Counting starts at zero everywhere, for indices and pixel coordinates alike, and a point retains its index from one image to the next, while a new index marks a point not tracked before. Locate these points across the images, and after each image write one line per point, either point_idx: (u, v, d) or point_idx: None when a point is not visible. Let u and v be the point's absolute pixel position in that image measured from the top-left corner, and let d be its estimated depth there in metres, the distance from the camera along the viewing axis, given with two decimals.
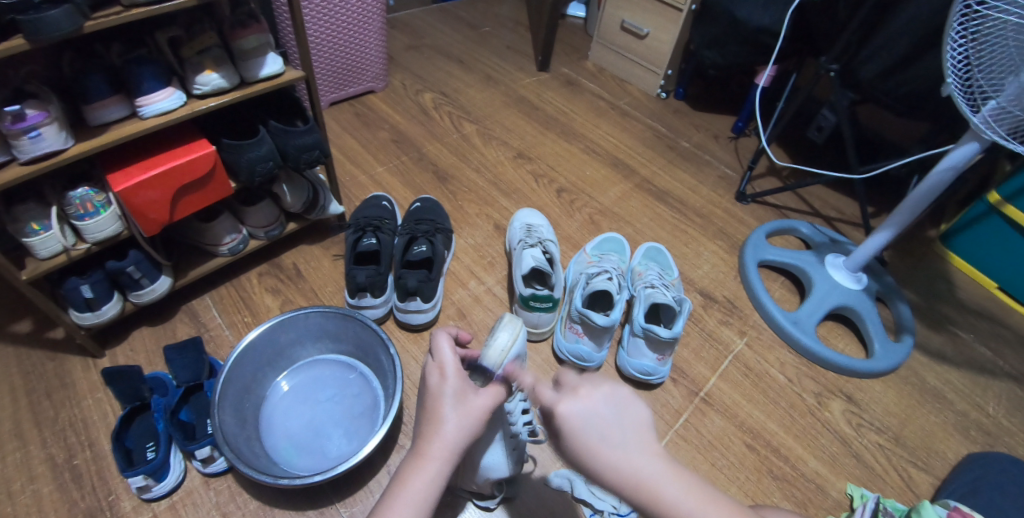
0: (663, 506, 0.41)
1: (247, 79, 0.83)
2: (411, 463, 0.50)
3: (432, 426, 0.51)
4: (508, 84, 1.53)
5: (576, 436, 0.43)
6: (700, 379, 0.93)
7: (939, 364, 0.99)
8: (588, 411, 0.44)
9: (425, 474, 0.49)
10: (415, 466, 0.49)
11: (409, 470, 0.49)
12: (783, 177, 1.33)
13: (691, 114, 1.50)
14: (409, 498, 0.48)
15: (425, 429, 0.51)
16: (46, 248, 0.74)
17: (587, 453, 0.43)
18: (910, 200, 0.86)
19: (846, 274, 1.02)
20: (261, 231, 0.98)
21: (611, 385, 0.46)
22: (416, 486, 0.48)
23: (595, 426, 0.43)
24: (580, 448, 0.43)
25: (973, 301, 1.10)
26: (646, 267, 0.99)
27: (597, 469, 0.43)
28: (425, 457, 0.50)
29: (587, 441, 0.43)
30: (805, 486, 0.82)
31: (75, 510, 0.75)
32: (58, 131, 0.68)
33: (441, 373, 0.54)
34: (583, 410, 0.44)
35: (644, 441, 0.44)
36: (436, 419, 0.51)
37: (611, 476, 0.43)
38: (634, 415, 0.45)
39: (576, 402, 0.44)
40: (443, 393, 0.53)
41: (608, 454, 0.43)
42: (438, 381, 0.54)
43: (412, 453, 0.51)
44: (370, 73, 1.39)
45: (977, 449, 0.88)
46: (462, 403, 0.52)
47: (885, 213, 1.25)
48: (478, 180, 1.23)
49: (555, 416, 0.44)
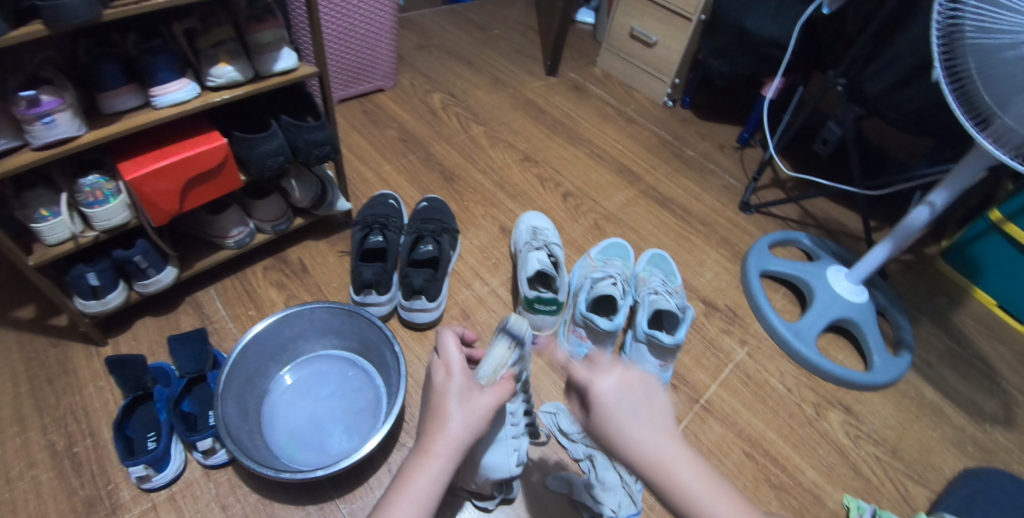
0: (677, 487, 0.42)
1: (261, 73, 0.84)
2: (416, 459, 0.50)
3: (436, 424, 0.51)
4: (516, 87, 1.53)
5: (606, 411, 0.46)
6: (700, 386, 0.93)
7: (939, 379, 0.99)
8: (623, 389, 0.47)
9: (429, 471, 0.49)
10: (419, 461, 0.50)
11: (413, 466, 0.50)
12: (786, 188, 1.34)
13: (697, 123, 1.51)
14: (413, 495, 0.48)
15: (430, 427, 0.52)
16: (54, 235, 0.74)
17: (614, 425, 0.45)
18: (911, 219, 0.88)
19: (848, 286, 1.02)
20: (268, 226, 0.98)
21: (645, 371, 0.49)
22: (419, 481, 0.49)
23: (626, 404, 0.46)
24: (609, 424, 0.45)
25: (972, 318, 1.11)
26: (650, 273, 0.99)
27: (622, 446, 0.45)
28: (429, 453, 0.50)
29: (618, 418, 0.45)
30: (803, 495, 0.83)
31: (73, 498, 0.75)
32: (71, 118, 0.68)
33: (446, 371, 0.55)
34: (618, 385, 0.47)
35: (668, 429, 0.46)
36: (441, 416, 0.52)
37: (634, 454, 0.44)
38: (660, 400, 0.47)
39: (612, 377, 0.47)
40: (449, 391, 0.53)
41: (635, 430, 0.45)
42: (444, 378, 0.55)
43: (416, 450, 0.51)
44: (380, 72, 1.39)
45: (973, 463, 0.89)
46: (467, 401, 0.53)
47: (886, 228, 1.26)
48: (484, 182, 1.23)
49: (589, 390, 0.47)
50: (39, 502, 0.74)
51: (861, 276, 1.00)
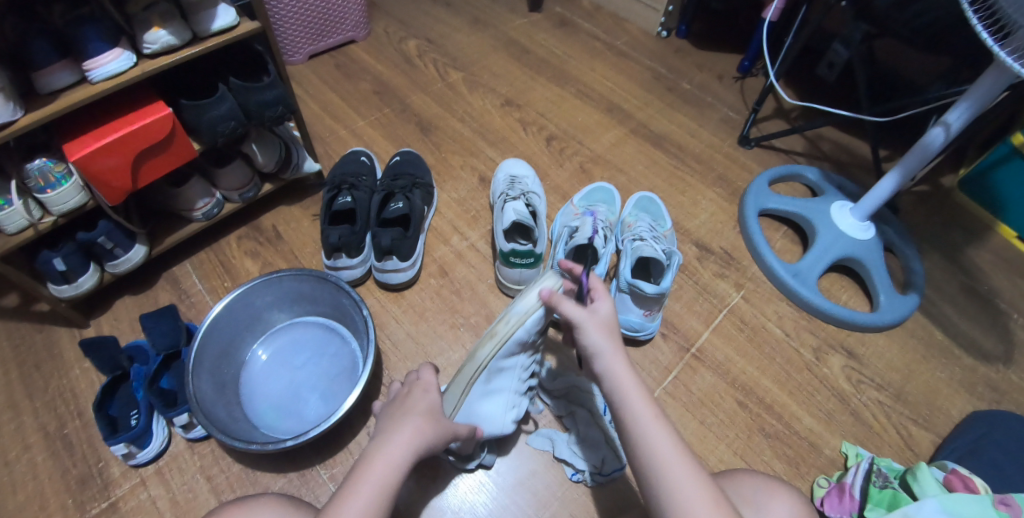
0: (613, 376, 0.56)
1: (199, 34, 0.76)
2: (378, 446, 0.55)
3: (401, 423, 0.58)
4: (497, 27, 1.42)
5: (599, 315, 0.59)
6: (691, 333, 0.89)
7: (951, 317, 0.93)
8: (612, 315, 0.60)
9: (388, 458, 0.54)
10: (381, 449, 0.55)
11: (375, 453, 0.55)
12: (791, 118, 1.23)
13: (694, 53, 1.38)
14: (373, 477, 0.52)
15: (393, 426, 0.58)
16: (12, 223, 0.71)
17: (596, 323, 0.58)
18: (924, 144, 0.79)
19: (854, 223, 0.94)
20: (235, 194, 0.94)
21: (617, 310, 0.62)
22: (376, 469, 0.53)
23: (607, 319, 0.59)
24: (590, 345, 0.57)
25: (990, 250, 1.03)
26: (637, 218, 0.93)
27: (595, 338, 0.57)
28: (391, 443, 0.55)
29: (602, 322, 0.58)
30: (798, 444, 0.79)
31: (67, 477, 0.76)
32: (5, 102, 0.63)
33: (424, 388, 0.64)
34: (606, 309, 0.60)
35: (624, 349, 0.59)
36: (406, 418, 0.58)
37: (601, 345, 0.57)
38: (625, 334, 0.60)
39: (603, 302, 0.60)
40: (421, 402, 0.61)
41: (609, 333, 0.58)
42: (421, 393, 0.63)
43: (376, 442, 0.56)
44: (349, 22, 1.30)
45: (983, 406, 0.84)
46: (434, 415, 0.60)
47: (898, 157, 1.16)
48: (463, 130, 1.16)
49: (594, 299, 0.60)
50: (36, 483, 0.75)
51: (867, 211, 0.92)
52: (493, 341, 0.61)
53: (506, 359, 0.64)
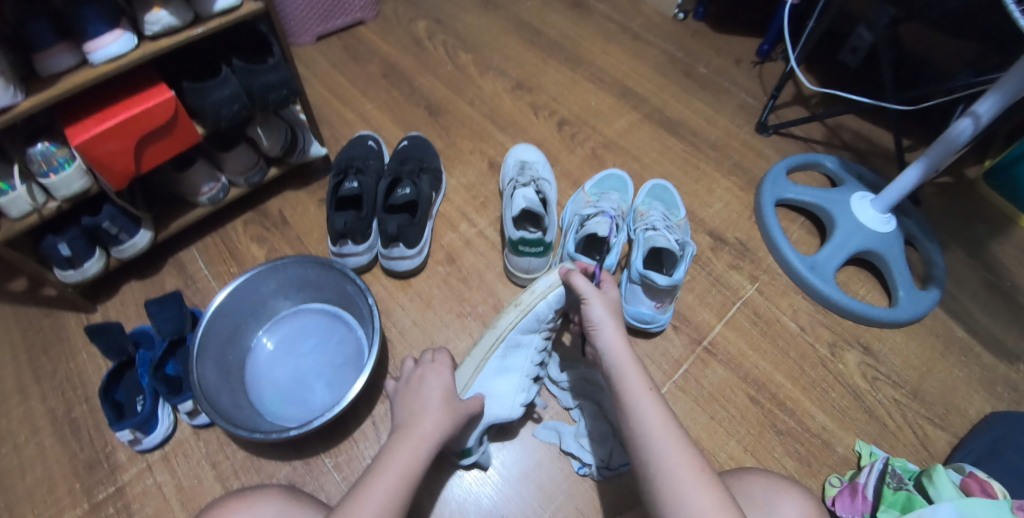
0: (612, 348, 0.60)
1: (201, 15, 0.74)
2: (400, 440, 0.57)
3: (420, 416, 0.60)
4: (509, 8, 1.38)
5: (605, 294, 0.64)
6: (703, 326, 0.88)
7: (971, 314, 0.90)
8: (618, 299, 0.65)
9: (410, 450, 0.56)
10: (405, 442, 0.57)
11: (396, 447, 0.56)
12: (811, 105, 1.19)
13: (712, 36, 1.34)
14: (396, 467, 0.54)
15: (411, 419, 0.59)
16: (16, 209, 0.71)
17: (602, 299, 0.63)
18: (951, 135, 0.76)
19: (874, 215, 0.91)
20: (240, 178, 0.93)
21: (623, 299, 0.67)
22: (400, 459, 0.55)
23: (613, 299, 0.64)
24: (593, 317, 0.62)
25: (1016, 245, 1.00)
26: (649, 207, 0.90)
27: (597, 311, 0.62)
28: (412, 436, 0.57)
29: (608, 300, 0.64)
30: (810, 441, 0.78)
31: (76, 461, 0.77)
32: (5, 85, 0.62)
33: (438, 370, 0.67)
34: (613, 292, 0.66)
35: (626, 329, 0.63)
36: (424, 409, 0.61)
37: (602, 318, 0.62)
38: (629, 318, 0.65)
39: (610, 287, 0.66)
40: (437, 386, 0.64)
41: (613, 310, 0.63)
42: (435, 376, 0.66)
43: (397, 436, 0.58)
44: (357, 2, 1.27)
45: (1002, 406, 0.82)
46: (450, 403, 0.62)
47: (922, 147, 1.12)
48: (472, 114, 1.14)
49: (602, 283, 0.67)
50: (44, 467, 0.76)
51: (888, 202, 0.89)
52: (518, 309, 0.68)
53: (524, 334, 0.70)
